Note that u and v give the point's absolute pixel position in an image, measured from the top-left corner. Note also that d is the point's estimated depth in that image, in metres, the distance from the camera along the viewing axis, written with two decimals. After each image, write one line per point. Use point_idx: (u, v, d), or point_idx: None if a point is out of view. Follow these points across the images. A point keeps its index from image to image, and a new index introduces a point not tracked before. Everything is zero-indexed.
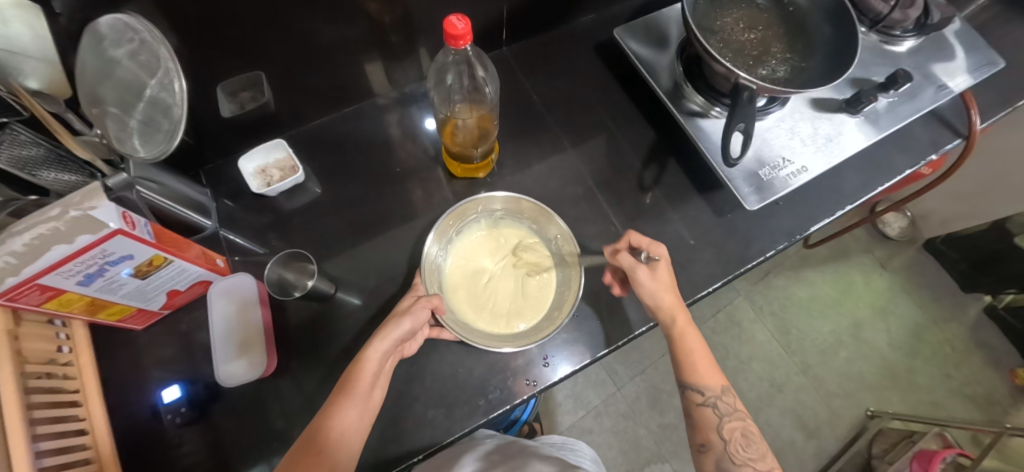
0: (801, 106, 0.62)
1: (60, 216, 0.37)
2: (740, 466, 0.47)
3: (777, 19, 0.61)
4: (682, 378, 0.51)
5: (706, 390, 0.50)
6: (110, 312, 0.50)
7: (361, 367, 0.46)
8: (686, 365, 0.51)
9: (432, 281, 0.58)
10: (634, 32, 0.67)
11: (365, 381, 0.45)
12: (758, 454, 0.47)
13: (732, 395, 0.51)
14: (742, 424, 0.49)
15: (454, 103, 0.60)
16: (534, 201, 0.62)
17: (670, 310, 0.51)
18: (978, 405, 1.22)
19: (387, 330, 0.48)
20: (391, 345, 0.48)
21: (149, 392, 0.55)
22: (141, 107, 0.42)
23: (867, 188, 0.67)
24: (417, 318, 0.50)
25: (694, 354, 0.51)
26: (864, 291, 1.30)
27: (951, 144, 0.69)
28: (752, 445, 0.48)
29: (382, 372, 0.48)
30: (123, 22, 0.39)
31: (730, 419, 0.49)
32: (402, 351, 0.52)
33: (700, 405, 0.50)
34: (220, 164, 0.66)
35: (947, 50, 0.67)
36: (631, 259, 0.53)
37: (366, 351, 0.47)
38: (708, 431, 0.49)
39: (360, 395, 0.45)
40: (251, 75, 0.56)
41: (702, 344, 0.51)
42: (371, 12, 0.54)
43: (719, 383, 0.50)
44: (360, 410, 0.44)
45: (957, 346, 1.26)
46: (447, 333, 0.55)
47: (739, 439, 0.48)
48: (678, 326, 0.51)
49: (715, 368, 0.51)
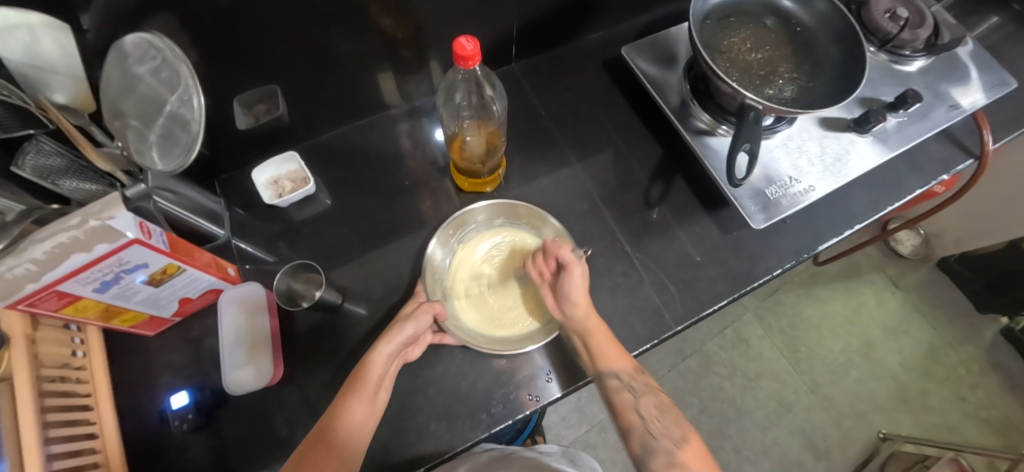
0: (810, 125, 0.62)
1: (80, 225, 0.37)
2: (658, 438, 0.47)
3: (785, 38, 0.61)
4: (596, 368, 0.52)
5: (620, 374, 0.51)
6: (124, 318, 0.51)
7: (365, 370, 0.47)
8: (598, 354, 0.52)
9: (435, 288, 0.59)
10: (642, 50, 0.68)
11: (370, 383, 0.47)
12: (672, 423, 0.49)
13: (643, 374, 0.53)
14: (656, 399, 0.51)
15: (463, 120, 0.61)
16: (530, 206, 0.63)
17: (582, 313, 0.53)
18: (995, 431, 1.18)
19: (392, 334, 0.50)
20: (397, 348, 0.50)
21: (157, 397, 0.55)
22: (160, 121, 0.43)
23: (876, 208, 0.67)
24: (421, 323, 0.51)
25: (603, 342, 0.53)
26: (876, 309, 1.28)
27: (963, 164, 0.69)
28: (666, 415, 0.50)
29: (386, 375, 0.49)
30: (147, 41, 0.42)
31: (645, 396, 0.51)
32: (406, 355, 0.53)
33: (618, 389, 0.51)
34: (235, 175, 0.68)
35: (959, 70, 0.66)
36: (573, 253, 0.55)
37: (370, 354, 0.49)
38: (628, 413, 0.50)
39: (366, 396, 0.46)
40: (266, 89, 0.58)
41: (609, 335, 0.54)
42: (384, 29, 0.56)
43: (630, 364, 0.53)
44: (363, 413, 0.45)
45: (973, 368, 1.23)
46: (448, 338, 0.56)
47: (655, 412, 0.50)
48: (589, 324, 0.53)
49: (623, 354, 0.53)
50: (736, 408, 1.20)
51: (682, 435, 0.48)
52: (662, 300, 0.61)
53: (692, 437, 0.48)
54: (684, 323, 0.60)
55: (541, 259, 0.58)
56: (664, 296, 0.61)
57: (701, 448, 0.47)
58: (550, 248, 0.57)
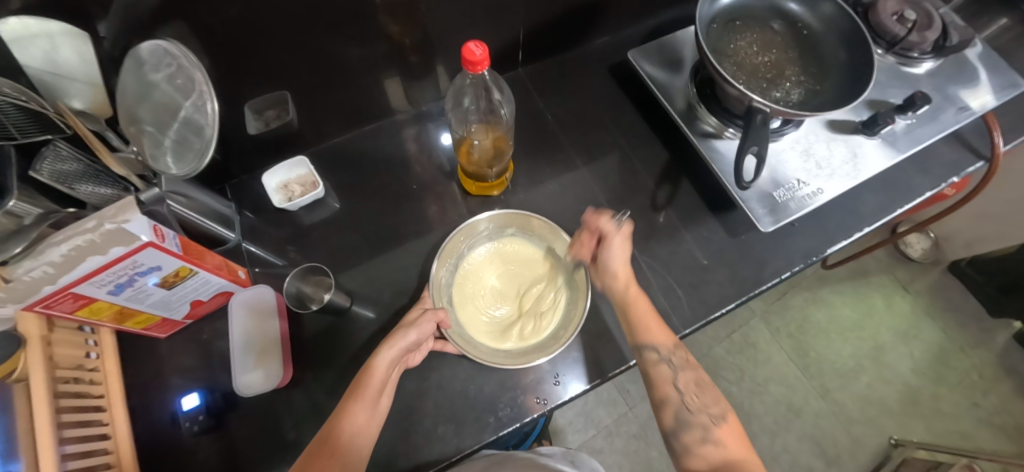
0: (817, 128, 0.62)
1: (95, 228, 0.38)
2: (694, 414, 0.49)
3: (791, 42, 0.61)
4: (635, 340, 0.52)
5: (660, 347, 0.51)
6: (136, 321, 0.52)
7: (369, 375, 0.47)
8: (638, 326, 0.52)
9: (440, 295, 0.59)
10: (648, 54, 0.68)
11: (372, 388, 0.47)
12: (712, 399, 0.51)
13: (682, 349, 0.53)
14: (695, 375, 0.52)
15: (470, 124, 0.62)
16: (543, 218, 0.62)
17: (625, 279, 0.55)
18: (1010, 437, 1.16)
19: (394, 339, 0.49)
20: (398, 354, 0.50)
21: (167, 399, 0.56)
22: (175, 127, 0.44)
23: (886, 210, 0.66)
24: (423, 330, 0.51)
25: (646, 315, 0.53)
26: (886, 313, 1.26)
27: (973, 166, 0.68)
28: (705, 392, 0.51)
29: (387, 381, 0.49)
30: (163, 49, 0.42)
31: (684, 371, 0.51)
32: (406, 362, 0.54)
33: (656, 362, 0.51)
34: (245, 179, 0.68)
35: (968, 72, 0.66)
36: (613, 225, 0.57)
37: (374, 359, 0.48)
38: (664, 386, 0.51)
39: (368, 400, 0.46)
40: (277, 94, 0.59)
41: (651, 308, 0.54)
42: (393, 34, 0.57)
43: (669, 339, 0.52)
44: (367, 417, 0.45)
45: (986, 373, 1.21)
46: (450, 346, 0.56)
47: (694, 387, 0.51)
48: (630, 293, 0.54)
49: (664, 327, 0.53)
50: (744, 413, 1.19)
51: (722, 411, 0.50)
52: (669, 304, 0.61)
53: (731, 415, 0.50)
54: (691, 327, 0.60)
55: (581, 241, 0.59)
56: (671, 299, 0.61)
57: (736, 423, 0.50)
58: (590, 222, 0.58)
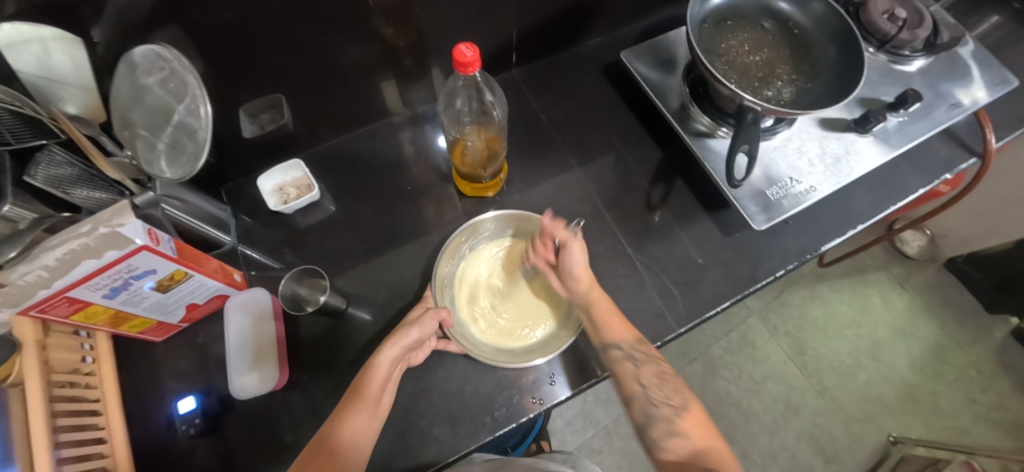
0: (810, 126, 0.62)
1: (90, 232, 0.39)
2: (659, 407, 0.49)
3: (782, 41, 0.62)
4: (599, 338, 0.53)
5: (622, 344, 0.52)
6: (132, 324, 0.52)
7: (371, 371, 0.48)
8: (602, 325, 0.53)
9: (443, 295, 0.59)
10: (641, 54, 0.68)
11: (374, 386, 0.47)
12: (673, 391, 0.50)
13: (644, 344, 0.54)
14: (657, 368, 0.52)
15: (463, 126, 0.62)
16: (547, 221, 0.63)
17: (586, 285, 0.55)
18: (1009, 433, 1.16)
19: (397, 338, 0.50)
20: (400, 352, 0.50)
21: (163, 403, 0.56)
22: (169, 131, 0.45)
23: (879, 207, 0.66)
24: (426, 328, 0.52)
25: (607, 315, 0.54)
26: (883, 311, 1.27)
27: (966, 163, 0.68)
28: (666, 385, 0.51)
29: (389, 378, 0.49)
30: (156, 53, 0.43)
31: (646, 364, 0.51)
32: (409, 360, 0.54)
33: (620, 359, 0.52)
34: (241, 182, 0.69)
35: (959, 69, 0.66)
36: (567, 232, 0.57)
37: (376, 357, 0.49)
38: (629, 382, 0.51)
39: (369, 399, 0.46)
40: (272, 97, 0.59)
41: (613, 308, 0.55)
42: (387, 37, 0.57)
43: (631, 334, 0.53)
44: (368, 416, 0.46)
45: (984, 369, 1.22)
46: (453, 345, 0.56)
47: (656, 381, 0.51)
48: (592, 295, 0.54)
49: (626, 324, 0.54)
50: (742, 412, 1.19)
51: (685, 399, 0.50)
52: (664, 303, 0.61)
53: (694, 406, 0.50)
54: (687, 325, 0.60)
55: (541, 249, 0.59)
56: (666, 298, 0.61)
57: (700, 412, 0.49)
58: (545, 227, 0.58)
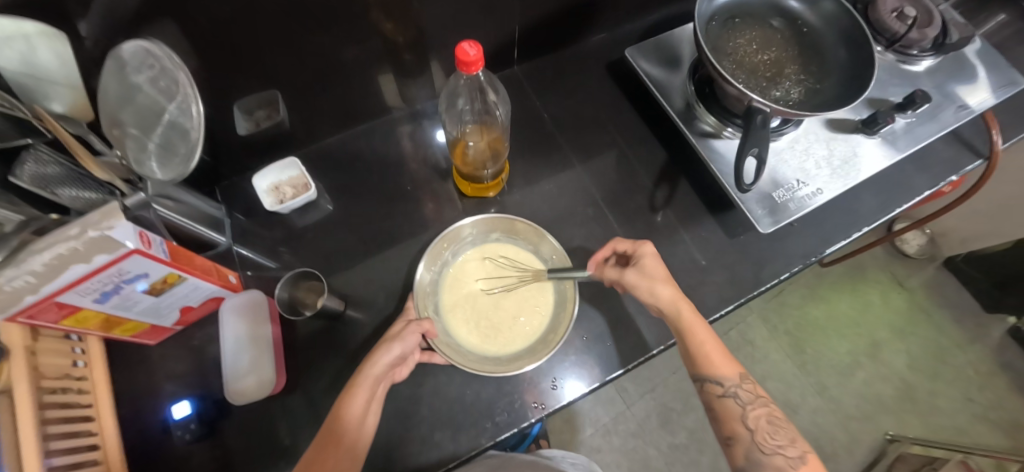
0: (816, 127, 0.61)
1: (79, 236, 0.37)
2: (770, 455, 0.45)
3: (790, 40, 0.60)
4: (698, 369, 0.50)
5: (725, 380, 0.49)
6: (124, 328, 0.51)
7: (353, 394, 0.45)
8: (703, 356, 0.50)
9: (425, 304, 0.58)
10: (646, 51, 0.67)
11: (356, 408, 0.45)
12: (787, 440, 0.46)
13: (750, 382, 0.50)
14: (767, 412, 0.48)
15: (464, 125, 0.61)
16: (527, 221, 0.61)
17: (672, 303, 0.52)
18: (1004, 432, 1.17)
19: (377, 355, 0.48)
20: (383, 370, 0.48)
21: (158, 407, 0.55)
22: (159, 130, 0.42)
23: (884, 210, 0.66)
24: (407, 344, 0.50)
25: (703, 343, 0.50)
26: (882, 310, 1.27)
27: (972, 164, 0.68)
28: (778, 432, 0.46)
29: (375, 396, 0.47)
30: (145, 49, 0.40)
31: (754, 407, 0.48)
32: (393, 376, 0.52)
33: (720, 396, 0.49)
34: (236, 180, 0.67)
35: (967, 69, 0.65)
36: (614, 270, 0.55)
37: (357, 378, 0.46)
38: (733, 422, 0.48)
39: (353, 420, 0.44)
40: (268, 93, 0.57)
41: (711, 334, 0.51)
42: (386, 32, 0.56)
43: (735, 370, 0.50)
44: (352, 439, 0.44)
45: (981, 369, 1.22)
46: (437, 356, 0.54)
47: (765, 427, 0.47)
48: (687, 317, 0.51)
49: (730, 358, 0.50)
50: None
51: (806, 449, 0.46)
52: None
53: (811, 460, 0.45)
54: None
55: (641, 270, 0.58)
56: None
57: (822, 466, 0.45)
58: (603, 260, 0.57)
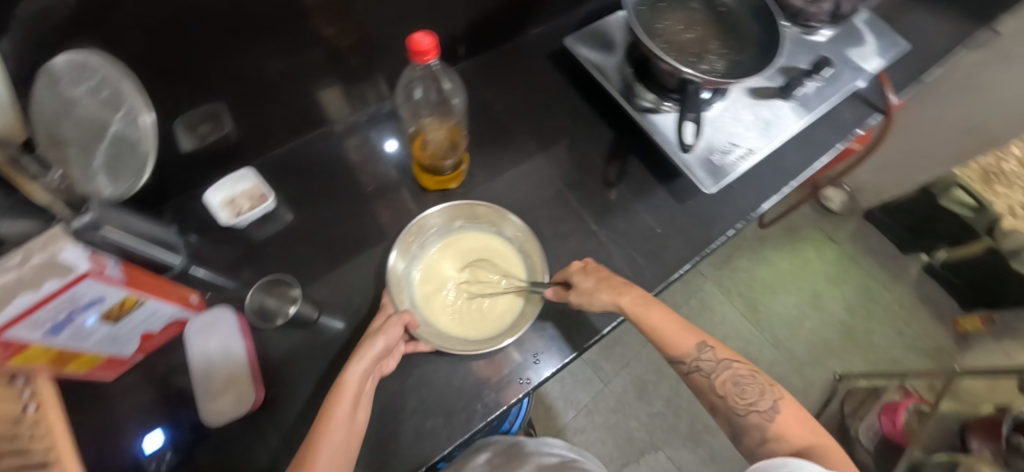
0: (741, 96, 0.68)
1: (19, 266, 0.34)
2: (745, 415, 0.47)
3: (711, 19, 0.67)
4: (664, 352, 0.52)
5: (685, 356, 0.51)
6: (79, 363, 0.48)
7: (340, 390, 0.45)
8: (663, 338, 0.52)
9: (402, 298, 0.58)
10: (584, 39, 0.71)
11: (343, 404, 0.44)
12: (756, 394, 0.48)
13: (709, 347, 0.51)
14: (732, 372, 0.49)
15: (422, 118, 0.63)
16: (487, 204, 0.62)
17: (614, 292, 0.54)
18: (929, 356, 1.32)
19: (363, 350, 0.48)
20: (370, 364, 0.48)
21: (125, 444, 0.52)
22: (103, 147, 0.41)
23: (807, 165, 0.73)
24: (392, 335, 0.50)
25: (653, 322, 0.52)
26: (818, 263, 1.40)
27: (872, 119, 0.78)
28: (747, 391, 0.48)
29: (363, 391, 0.47)
30: (80, 61, 0.38)
31: (718, 374, 0.49)
32: (381, 369, 0.52)
33: (688, 373, 0.51)
34: (184, 200, 0.64)
35: (857, 37, 0.75)
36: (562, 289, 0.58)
37: (343, 374, 0.46)
38: (707, 394, 0.50)
39: (341, 418, 0.43)
40: (211, 107, 0.55)
41: (660, 312, 0.52)
42: (327, 38, 0.56)
43: (692, 340, 0.51)
44: (343, 435, 0.43)
45: (905, 304, 1.38)
46: (421, 344, 0.55)
47: (734, 389, 0.49)
48: (630, 306, 0.53)
49: (683, 330, 0.52)
50: None
51: (777, 393, 0.47)
52: (632, 273, 0.65)
53: (785, 406, 0.47)
54: (654, 291, 0.64)
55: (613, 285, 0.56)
56: (633, 267, 0.65)
57: (794, 401, 0.47)
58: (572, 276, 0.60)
